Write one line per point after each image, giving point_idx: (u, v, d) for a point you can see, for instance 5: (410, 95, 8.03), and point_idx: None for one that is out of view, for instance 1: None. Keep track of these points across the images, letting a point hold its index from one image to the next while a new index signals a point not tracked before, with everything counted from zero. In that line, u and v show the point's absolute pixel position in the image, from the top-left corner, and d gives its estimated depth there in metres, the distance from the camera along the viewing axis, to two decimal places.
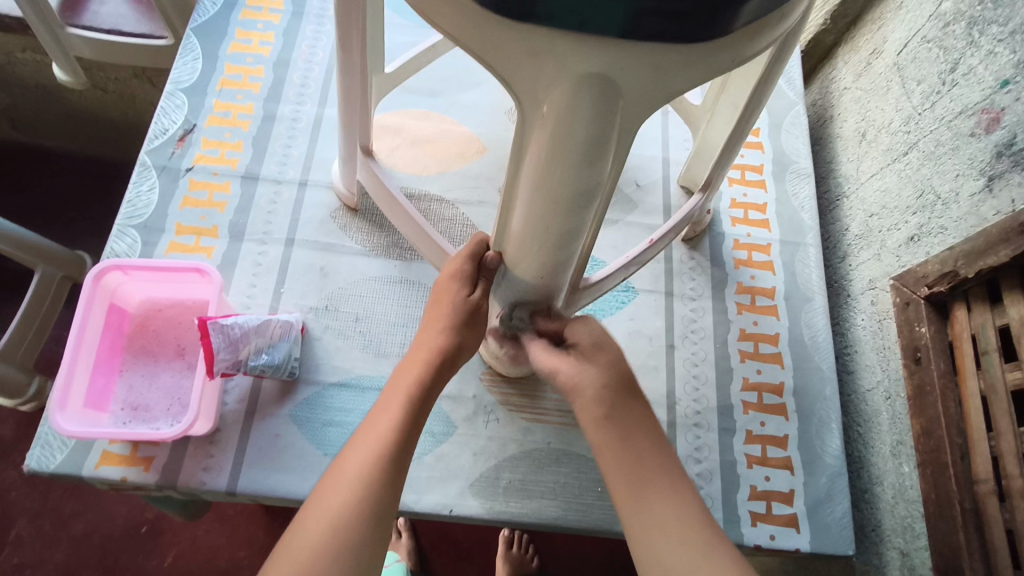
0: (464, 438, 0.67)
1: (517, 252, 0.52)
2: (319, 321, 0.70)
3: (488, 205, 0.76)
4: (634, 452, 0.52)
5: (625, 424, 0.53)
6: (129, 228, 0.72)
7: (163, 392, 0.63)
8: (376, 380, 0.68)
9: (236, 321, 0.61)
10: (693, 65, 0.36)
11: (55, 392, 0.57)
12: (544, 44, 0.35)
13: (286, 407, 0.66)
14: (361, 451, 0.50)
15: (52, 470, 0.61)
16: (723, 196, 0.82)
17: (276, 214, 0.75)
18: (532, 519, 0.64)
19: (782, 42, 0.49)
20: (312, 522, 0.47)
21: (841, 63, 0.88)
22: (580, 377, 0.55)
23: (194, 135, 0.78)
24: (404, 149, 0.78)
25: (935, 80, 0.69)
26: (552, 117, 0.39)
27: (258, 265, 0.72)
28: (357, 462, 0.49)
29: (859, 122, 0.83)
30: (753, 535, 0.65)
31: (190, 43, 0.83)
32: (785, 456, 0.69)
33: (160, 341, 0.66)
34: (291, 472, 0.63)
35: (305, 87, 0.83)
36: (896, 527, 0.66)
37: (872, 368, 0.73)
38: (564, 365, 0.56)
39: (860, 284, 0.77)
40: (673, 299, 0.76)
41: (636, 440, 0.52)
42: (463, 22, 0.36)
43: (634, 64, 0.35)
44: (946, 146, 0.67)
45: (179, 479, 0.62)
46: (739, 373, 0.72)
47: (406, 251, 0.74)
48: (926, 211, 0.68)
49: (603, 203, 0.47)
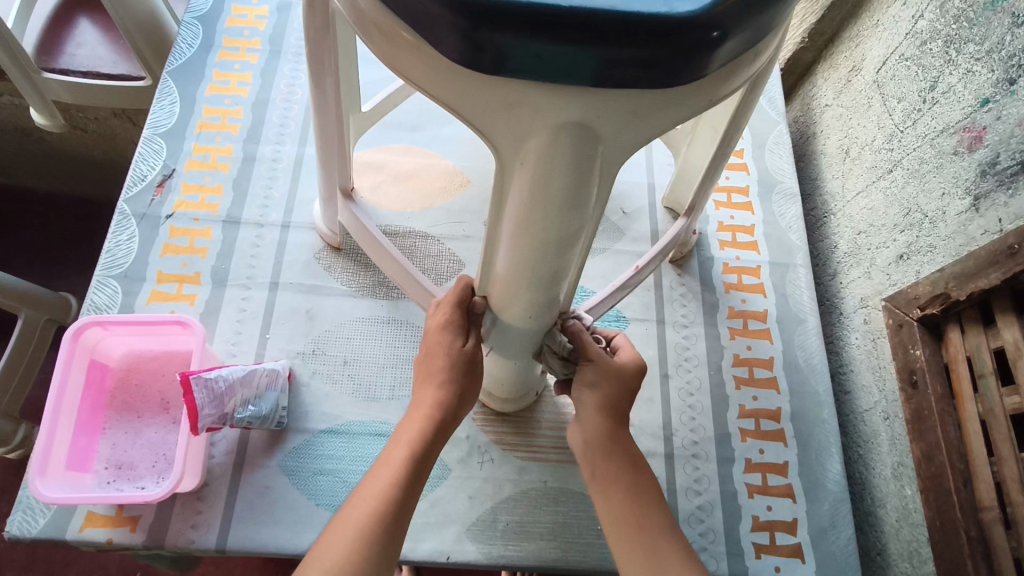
0: (459, 481, 0.65)
1: (504, 297, 0.52)
2: (307, 367, 0.69)
3: (474, 239, 0.75)
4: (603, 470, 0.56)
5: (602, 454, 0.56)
6: (109, 279, 0.70)
7: (147, 448, 0.62)
8: (367, 425, 0.67)
9: (220, 374, 0.59)
10: (672, 107, 0.36)
11: (34, 456, 0.55)
12: (520, 96, 0.34)
13: (275, 457, 0.64)
14: (361, 504, 0.50)
15: (34, 535, 0.59)
16: (710, 219, 0.82)
17: (260, 257, 0.73)
18: (532, 562, 0.62)
19: (754, 79, 0.49)
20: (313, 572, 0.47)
21: (821, 81, 0.89)
22: (597, 419, 0.57)
23: (173, 181, 0.76)
24: (387, 185, 0.77)
25: (915, 98, 0.70)
26: (532, 165, 0.38)
27: (242, 310, 0.70)
28: (357, 514, 0.50)
29: (842, 139, 0.82)
30: (758, 568, 0.64)
31: (167, 86, 0.82)
32: (785, 484, 0.68)
33: (143, 395, 0.64)
34: (282, 525, 0.61)
35: (284, 126, 0.82)
36: (903, 552, 0.65)
37: (868, 388, 0.72)
38: (588, 406, 0.57)
39: (852, 301, 0.77)
40: (665, 326, 0.75)
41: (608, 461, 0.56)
42: (436, 78, 0.35)
43: (611, 110, 0.35)
44: (930, 164, 0.67)
45: (167, 538, 0.60)
46: (735, 401, 0.71)
47: (393, 290, 0.73)
48: (914, 230, 0.68)
49: (586, 244, 0.46)
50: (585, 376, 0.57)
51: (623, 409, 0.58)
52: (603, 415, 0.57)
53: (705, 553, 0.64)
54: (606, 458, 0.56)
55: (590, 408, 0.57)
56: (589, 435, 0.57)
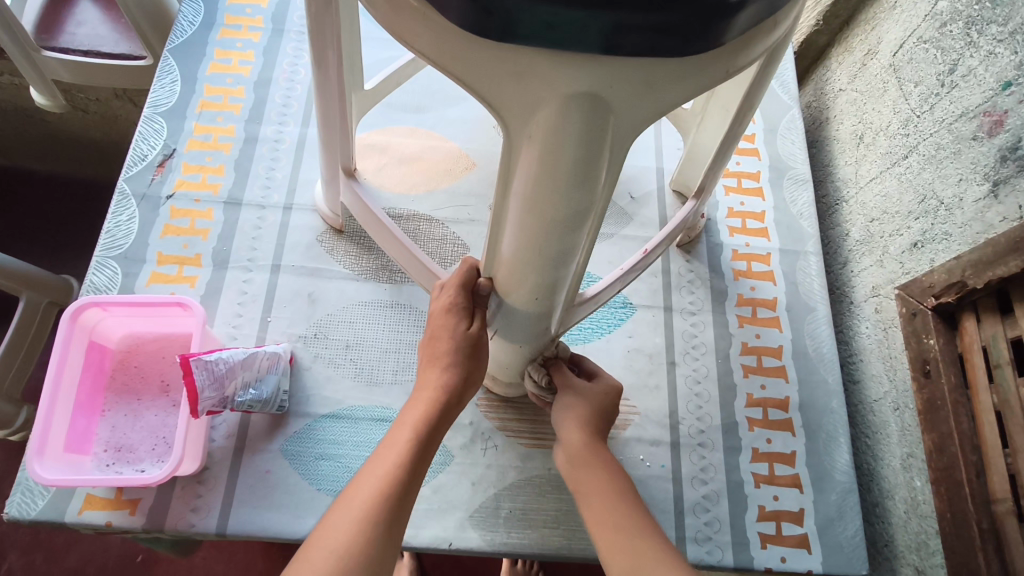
0: (462, 467, 0.64)
1: (509, 279, 0.50)
2: (308, 351, 0.68)
3: (479, 223, 0.74)
4: (586, 482, 0.56)
5: (585, 469, 0.56)
6: (109, 260, 0.69)
7: (147, 431, 0.61)
8: (369, 410, 0.66)
9: (220, 357, 0.58)
10: (686, 79, 0.35)
11: (32, 438, 0.55)
12: (529, 64, 0.33)
13: (276, 442, 0.63)
14: (366, 487, 0.50)
15: (33, 517, 0.58)
16: (719, 205, 0.80)
17: (261, 239, 0.72)
18: (535, 550, 0.62)
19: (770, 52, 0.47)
20: (316, 557, 0.46)
21: (835, 65, 0.87)
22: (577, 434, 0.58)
23: (174, 161, 0.75)
24: (391, 167, 0.76)
25: (934, 82, 0.68)
26: (540, 139, 0.37)
27: (243, 293, 0.69)
28: (360, 497, 0.49)
29: (855, 124, 0.81)
30: (763, 558, 0.63)
31: (168, 64, 0.81)
32: (793, 474, 0.67)
33: (143, 377, 0.63)
34: (282, 510, 0.61)
35: (287, 107, 0.80)
36: (911, 543, 0.64)
37: (878, 378, 0.71)
38: (569, 422, 0.59)
39: (864, 290, 0.75)
40: (672, 314, 0.74)
41: (591, 472, 0.56)
42: (442, 46, 0.34)
43: (623, 78, 0.33)
44: (947, 149, 0.65)
45: (166, 522, 0.59)
46: (743, 389, 0.70)
47: (397, 274, 0.72)
48: (929, 217, 0.66)
49: (596, 224, 0.44)
50: (563, 401, 0.60)
51: (601, 430, 0.59)
52: (582, 429, 0.58)
53: (710, 543, 0.63)
54: (588, 468, 0.56)
55: (570, 424, 0.58)
56: (570, 451, 0.58)
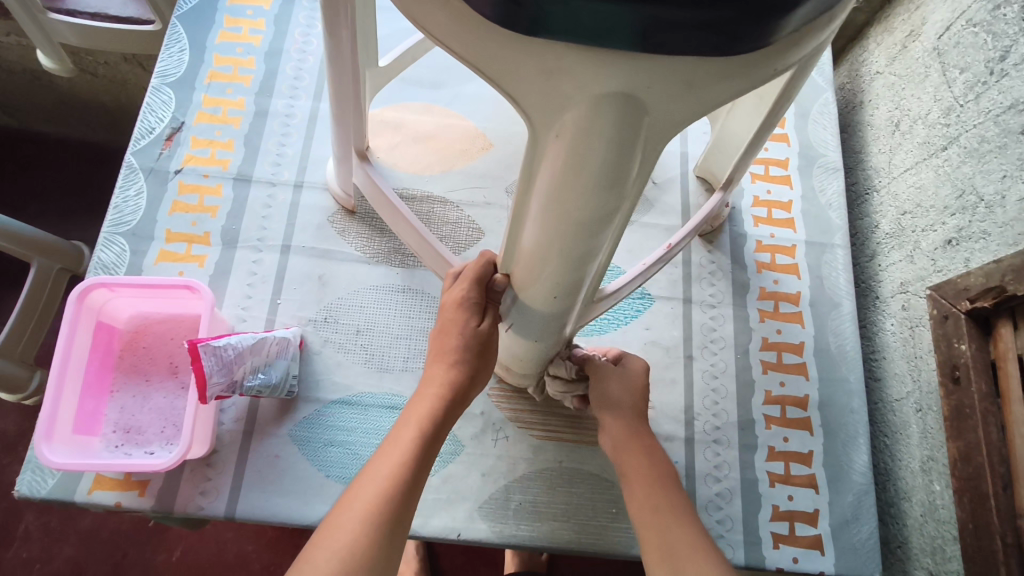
0: (472, 458, 0.63)
1: (527, 275, 0.48)
2: (318, 335, 0.66)
3: (495, 207, 0.72)
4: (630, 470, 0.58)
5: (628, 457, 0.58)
6: (116, 236, 0.68)
7: (155, 413, 0.60)
8: (379, 398, 0.65)
9: (229, 342, 0.57)
10: (730, 79, 0.32)
11: (40, 421, 0.54)
12: (559, 60, 0.30)
13: (285, 427, 0.63)
14: (369, 485, 0.49)
15: (43, 496, 0.58)
16: (745, 193, 0.77)
17: (271, 219, 0.70)
18: (544, 543, 0.61)
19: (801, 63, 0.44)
20: (319, 556, 0.45)
21: (873, 45, 0.82)
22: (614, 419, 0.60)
23: (182, 134, 0.73)
24: (405, 147, 0.73)
25: (981, 69, 0.64)
26: (568, 139, 0.34)
27: (253, 273, 0.68)
28: (364, 496, 0.48)
29: (891, 110, 0.77)
30: (776, 558, 0.62)
31: (177, 32, 0.78)
32: (809, 474, 0.66)
33: (151, 359, 0.63)
34: (292, 495, 0.60)
35: (299, 80, 0.78)
36: (925, 547, 0.63)
37: (901, 378, 0.69)
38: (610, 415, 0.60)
39: (891, 286, 0.73)
40: (691, 306, 0.71)
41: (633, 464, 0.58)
42: (466, 35, 0.32)
43: (662, 78, 0.31)
44: (991, 143, 0.61)
45: (176, 504, 0.59)
46: (761, 386, 0.68)
47: (409, 258, 0.70)
48: (966, 213, 0.63)
49: (622, 224, 0.42)
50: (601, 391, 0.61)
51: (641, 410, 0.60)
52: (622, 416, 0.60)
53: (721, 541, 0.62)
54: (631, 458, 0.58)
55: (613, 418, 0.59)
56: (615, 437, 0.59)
